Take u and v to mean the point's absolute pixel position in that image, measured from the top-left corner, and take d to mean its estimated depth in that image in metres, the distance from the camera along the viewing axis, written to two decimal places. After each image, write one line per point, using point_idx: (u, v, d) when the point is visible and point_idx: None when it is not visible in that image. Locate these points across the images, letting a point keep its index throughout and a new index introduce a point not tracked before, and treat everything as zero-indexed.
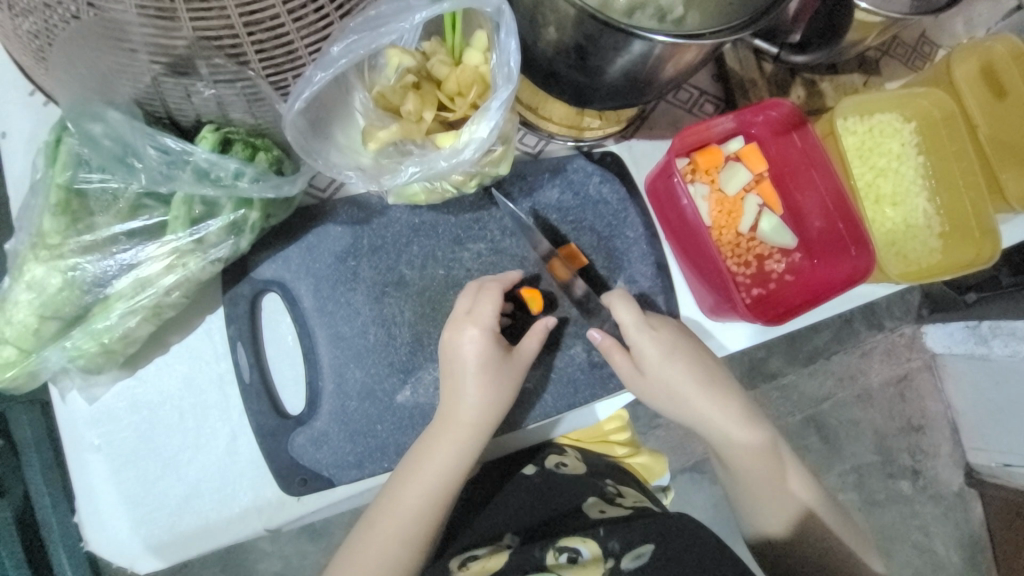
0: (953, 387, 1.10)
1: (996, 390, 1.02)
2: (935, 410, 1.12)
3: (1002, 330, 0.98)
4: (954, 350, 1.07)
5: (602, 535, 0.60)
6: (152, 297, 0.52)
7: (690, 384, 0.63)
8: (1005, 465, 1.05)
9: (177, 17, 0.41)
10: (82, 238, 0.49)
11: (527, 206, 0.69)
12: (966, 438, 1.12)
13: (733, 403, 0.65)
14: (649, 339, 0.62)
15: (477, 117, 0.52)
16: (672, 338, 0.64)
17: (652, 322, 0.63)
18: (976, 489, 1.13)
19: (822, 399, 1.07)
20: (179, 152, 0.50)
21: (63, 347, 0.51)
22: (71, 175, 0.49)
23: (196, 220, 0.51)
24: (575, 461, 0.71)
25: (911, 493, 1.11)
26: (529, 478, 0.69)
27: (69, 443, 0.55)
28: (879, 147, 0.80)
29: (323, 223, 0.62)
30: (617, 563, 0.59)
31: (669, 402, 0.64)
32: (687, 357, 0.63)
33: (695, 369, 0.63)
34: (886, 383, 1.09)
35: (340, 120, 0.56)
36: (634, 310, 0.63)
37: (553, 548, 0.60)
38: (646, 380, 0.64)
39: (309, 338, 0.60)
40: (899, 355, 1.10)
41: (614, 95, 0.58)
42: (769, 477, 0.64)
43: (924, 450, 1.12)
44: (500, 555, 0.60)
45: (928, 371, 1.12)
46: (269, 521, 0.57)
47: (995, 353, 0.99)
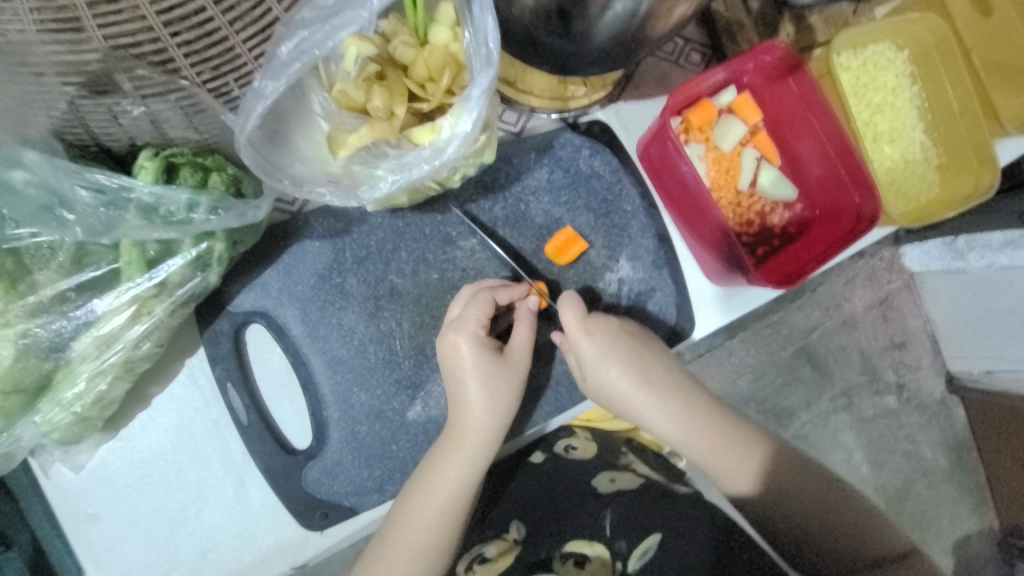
0: (931, 300, 1.08)
1: (973, 299, 0.98)
2: (915, 325, 1.11)
3: (977, 243, 0.92)
4: (931, 267, 1.04)
5: (608, 535, 0.60)
6: (121, 354, 0.46)
7: (627, 380, 0.61)
8: (988, 370, 1.04)
9: (83, 26, 0.34)
10: (26, 301, 0.43)
11: (516, 192, 0.64)
12: (946, 347, 1.11)
13: (670, 385, 0.63)
14: (588, 343, 0.60)
15: (457, 109, 0.46)
16: (609, 339, 0.60)
17: (588, 324, 0.60)
18: (957, 396, 1.13)
19: (811, 329, 1.07)
20: (116, 188, 0.43)
21: (33, 421, 0.46)
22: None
23: (152, 261, 0.45)
24: (584, 441, 0.69)
25: (897, 407, 1.12)
26: (539, 466, 0.67)
27: (64, 516, 0.51)
28: (874, 81, 0.76)
29: (298, 240, 0.57)
30: (624, 565, 0.58)
31: (619, 405, 0.63)
32: (622, 358, 0.61)
33: (630, 366, 0.61)
34: (869, 306, 1.08)
35: (300, 125, 0.50)
36: (579, 312, 0.60)
37: (559, 552, 0.59)
38: (590, 387, 0.63)
39: (304, 367, 0.56)
40: (880, 279, 1.08)
41: (601, 61, 0.51)
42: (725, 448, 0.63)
43: (907, 364, 1.11)
44: (508, 555, 0.61)
45: (907, 290, 1.10)
46: (294, 559, 0.55)
47: (972, 266, 0.93)
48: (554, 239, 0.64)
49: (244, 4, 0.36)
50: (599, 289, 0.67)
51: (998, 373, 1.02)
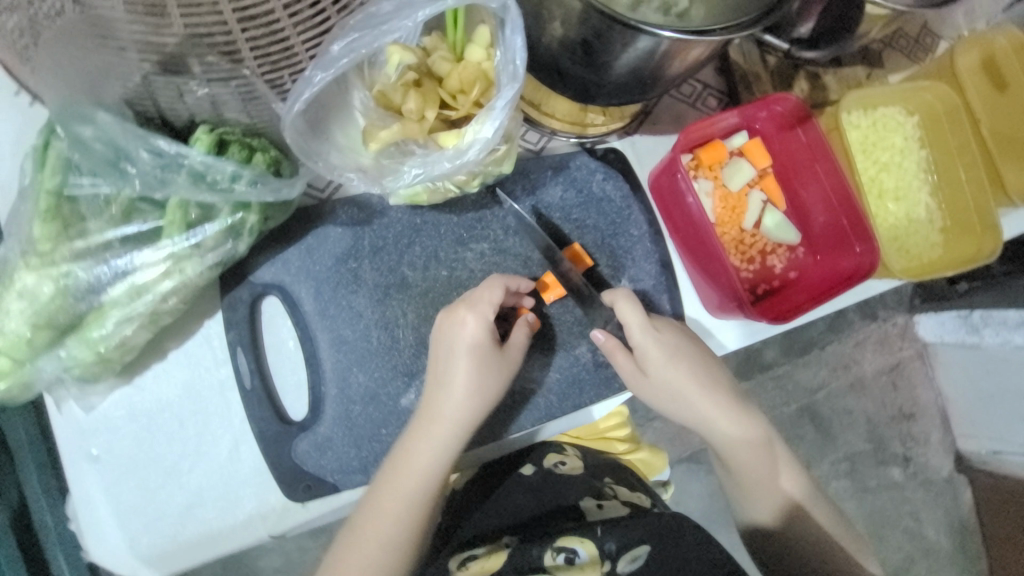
0: (942, 373, 1.08)
1: (986, 377, 0.99)
2: (927, 398, 1.10)
3: (993, 319, 0.95)
4: (945, 338, 1.04)
5: (600, 535, 0.60)
6: (149, 305, 0.50)
7: (693, 382, 0.63)
8: (994, 451, 1.04)
9: (167, 14, 0.39)
10: (74, 244, 0.48)
11: (530, 204, 0.68)
12: (956, 425, 1.10)
13: (731, 397, 0.65)
14: (656, 343, 0.62)
15: (481, 116, 0.51)
16: (675, 341, 0.63)
17: (656, 325, 0.63)
18: (966, 476, 1.11)
19: (816, 388, 1.06)
20: (173, 154, 0.48)
21: (58, 356, 0.50)
22: (62, 180, 0.47)
23: (192, 224, 0.50)
24: (574, 460, 0.71)
25: (902, 481, 1.10)
26: (527, 477, 0.69)
27: (67, 454, 0.54)
28: (882, 141, 0.79)
29: (322, 224, 0.61)
30: (614, 565, 0.59)
31: (675, 403, 0.64)
32: (690, 362, 0.63)
33: (698, 369, 0.63)
34: (879, 371, 1.07)
35: (339, 118, 0.55)
36: (642, 316, 0.61)
37: (551, 548, 0.60)
38: (651, 383, 0.63)
39: (311, 342, 0.59)
40: (892, 345, 1.07)
41: (620, 91, 0.57)
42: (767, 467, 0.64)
43: (915, 437, 1.10)
44: (500, 555, 0.60)
45: (919, 360, 1.09)
46: (273, 527, 0.56)
47: (986, 342, 0.96)
48: (560, 255, 0.67)
49: (303, 7, 0.42)
50: None
51: (1006, 455, 1.02)
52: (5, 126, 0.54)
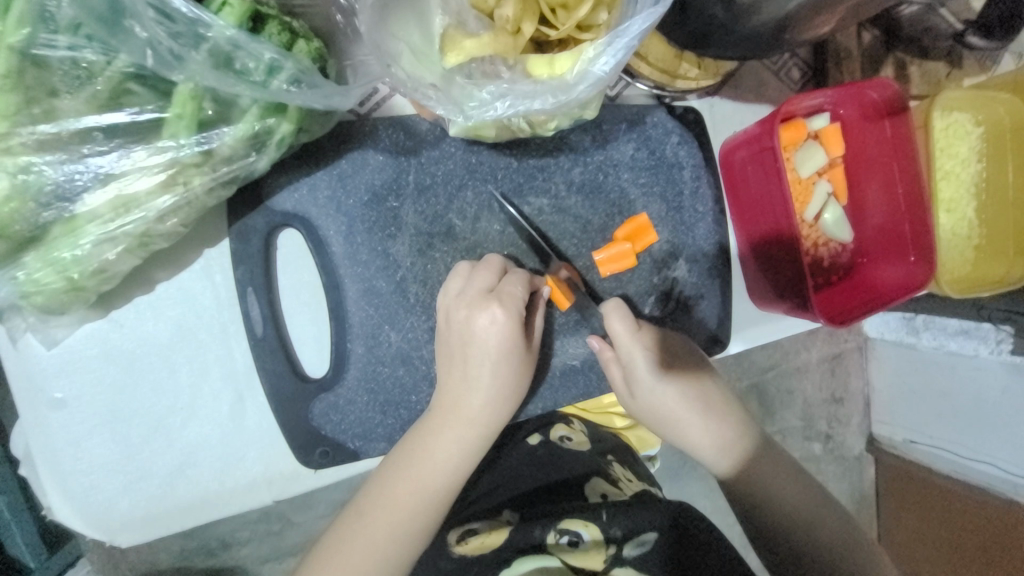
0: (875, 367, 1.06)
1: (913, 374, 0.98)
2: (856, 385, 1.08)
3: (935, 324, 0.91)
4: (885, 335, 1.01)
5: (605, 519, 0.56)
6: (140, 224, 0.39)
7: (678, 399, 0.59)
8: (910, 441, 1.03)
9: None
10: (37, 129, 0.34)
11: (597, 160, 0.59)
12: (875, 411, 1.09)
13: (715, 409, 0.60)
14: (641, 355, 0.56)
15: (599, 44, 0.41)
16: (665, 355, 0.57)
17: (644, 336, 0.57)
18: (872, 456, 1.12)
19: (768, 367, 1.04)
20: (190, 20, 0.35)
21: (13, 276, 0.38)
22: (27, 35, 0.33)
23: (205, 124, 0.38)
24: (580, 435, 0.69)
25: (820, 454, 1.10)
26: (534, 449, 0.65)
27: (22, 396, 0.44)
28: (950, 147, 0.76)
29: (361, 147, 0.49)
30: (619, 550, 0.55)
31: (655, 419, 0.61)
32: (678, 373, 0.59)
33: (683, 383, 0.59)
34: (822, 359, 1.06)
35: (409, 9, 0.42)
36: (630, 323, 0.56)
37: (554, 529, 0.56)
38: (635, 402, 0.60)
39: (336, 289, 0.50)
40: (838, 336, 1.05)
41: (742, 44, 0.48)
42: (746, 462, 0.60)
43: (840, 419, 1.09)
44: (501, 532, 0.57)
45: (857, 352, 1.07)
46: (279, 493, 0.49)
47: (923, 344, 0.93)
48: (623, 226, 0.59)
49: None
50: (652, 284, 0.64)
51: (918, 445, 1.01)
52: None
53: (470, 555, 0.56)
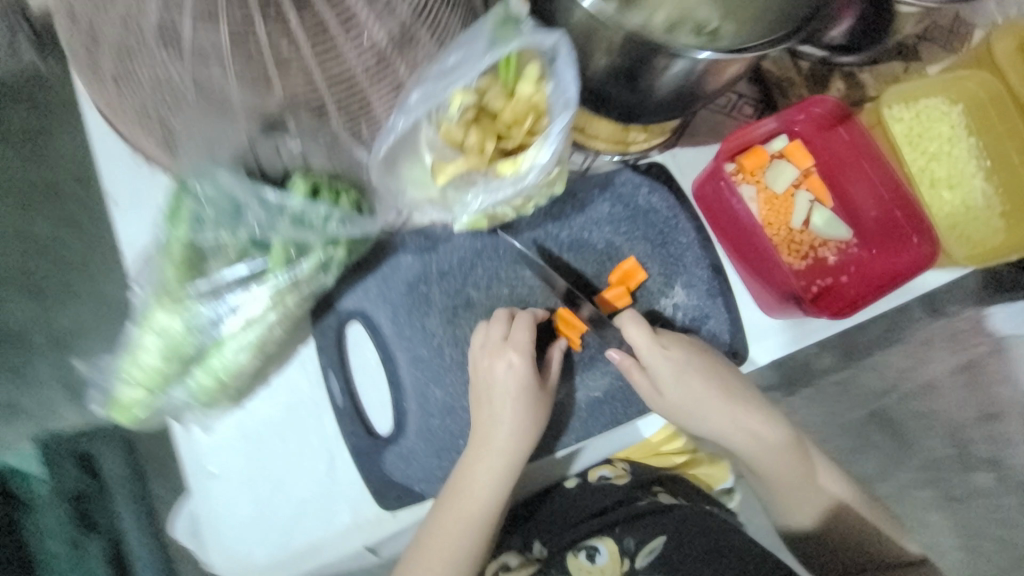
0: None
1: None
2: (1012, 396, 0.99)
3: None
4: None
5: (619, 535, 0.70)
6: (259, 334, 0.58)
7: (705, 393, 0.67)
8: None
9: (271, 87, 0.49)
10: (198, 285, 0.56)
11: (580, 221, 0.72)
12: None
13: (744, 402, 0.69)
14: (660, 359, 0.64)
15: (539, 143, 0.57)
16: (684, 354, 0.65)
17: (663, 341, 0.65)
18: None
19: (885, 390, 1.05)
20: (277, 203, 0.55)
21: (187, 385, 0.57)
22: (187, 232, 0.56)
23: (291, 260, 0.58)
24: (619, 471, 0.76)
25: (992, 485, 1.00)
26: (570, 490, 0.75)
27: (191, 474, 0.61)
28: (928, 131, 0.80)
29: (395, 254, 0.67)
30: (632, 560, 0.70)
31: (688, 415, 0.68)
32: (698, 370, 0.66)
33: (709, 377, 0.67)
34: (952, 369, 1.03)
35: (407, 154, 0.59)
36: (646, 332, 0.64)
37: (575, 547, 0.70)
38: (664, 402, 0.66)
39: (391, 361, 0.65)
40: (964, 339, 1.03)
41: (660, 110, 0.61)
42: (795, 473, 0.72)
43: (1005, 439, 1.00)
44: (530, 566, 0.70)
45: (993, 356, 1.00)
46: (368, 537, 0.61)
47: None
48: (613, 273, 0.70)
49: (378, 66, 0.52)
50: (654, 314, 0.72)
51: None
52: (130, 191, 0.65)
53: None
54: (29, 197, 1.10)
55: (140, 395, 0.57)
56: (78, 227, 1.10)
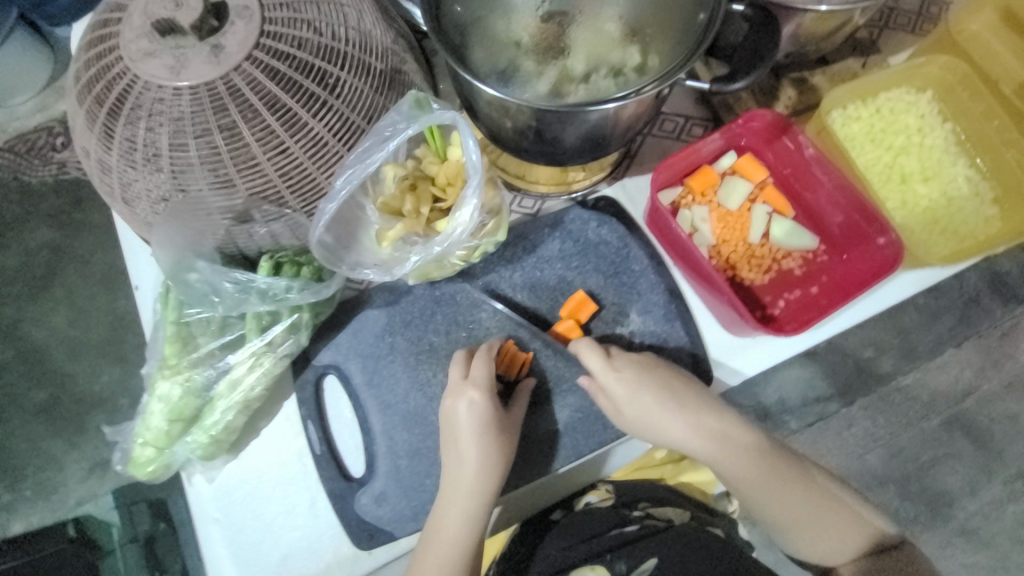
0: None
1: None
2: None
3: None
4: None
5: (609, 560, 0.69)
6: (242, 393, 0.67)
7: (666, 410, 0.66)
8: None
9: (238, 184, 0.63)
10: (191, 356, 0.66)
11: (531, 261, 0.76)
12: None
13: (711, 414, 0.67)
14: (616, 382, 0.66)
15: (461, 203, 0.63)
16: (636, 375, 0.66)
17: (615, 364, 0.67)
18: None
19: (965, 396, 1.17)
20: (242, 282, 0.65)
21: (188, 441, 0.67)
22: (178, 311, 0.66)
23: (265, 327, 0.66)
24: (605, 493, 0.77)
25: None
26: (558, 521, 0.75)
27: (197, 519, 0.69)
28: (893, 125, 0.76)
29: (362, 310, 0.74)
30: None
31: (654, 435, 0.67)
32: (653, 388, 0.66)
33: (664, 396, 0.66)
34: None
35: (359, 224, 0.68)
36: (601, 356, 0.67)
37: None
38: (625, 422, 0.67)
39: (362, 409, 0.71)
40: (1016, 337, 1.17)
41: (582, 153, 0.65)
42: (784, 484, 0.67)
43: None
44: None
45: None
46: (349, 574, 0.66)
47: None
48: (565, 305, 0.73)
49: (318, 155, 0.64)
50: (612, 342, 0.73)
51: None
52: (147, 277, 0.79)
53: None
54: (115, 279, 1.34)
55: (151, 453, 0.67)
56: None
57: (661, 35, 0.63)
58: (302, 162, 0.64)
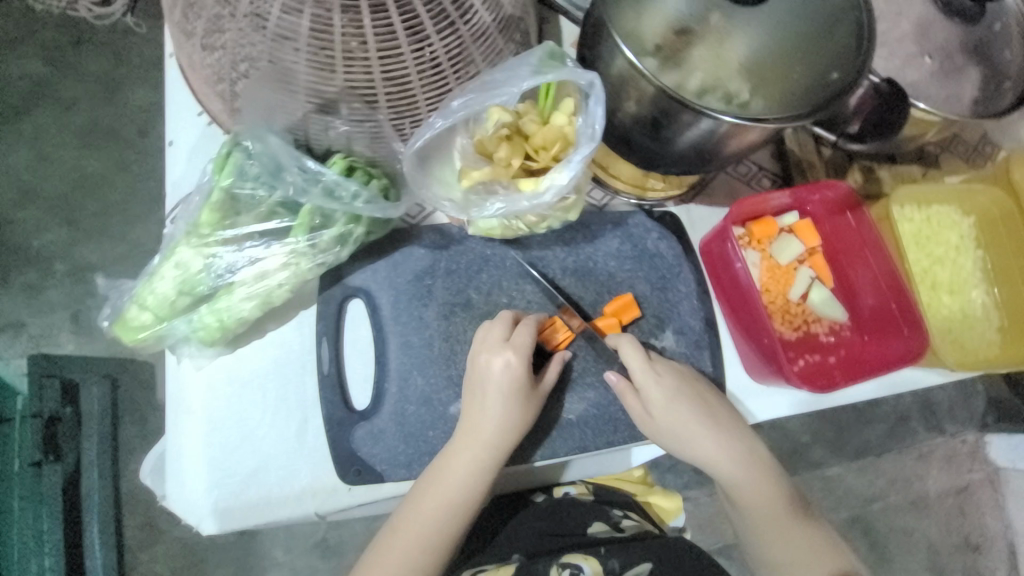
0: (1015, 505, 1.27)
1: None
2: (995, 528, 1.28)
3: None
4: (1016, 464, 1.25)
5: (603, 554, 0.65)
6: (267, 287, 0.62)
7: (693, 421, 0.68)
8: None
9: (336, 71, 0.55)
10: (225, 232, 0.61)
11: (588, 251, 0.76)
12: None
13: (730, 438, 0.69)
14: (655, 383, 0.67)
15: (559, 167, 0.61)
16: (676, 383, 0.68)
17: (657, 366, 0.68)
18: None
19: (873, 500, 1.25)
20: (314, 172, 0.61)
21: (189, 320, 0.62)
22: (231, 182, 0.61)
23: (314, 228, 0.62)
24: (581, 487, 0.77)
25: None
26: (539, 505, 0.74)
27: (171, 405, 0.64)
28: (936, 236, 0.82)
29: (409, 244, 0.71)
30: None
31: (675, 445, 0.69)
32: (683, 398, 0.68)
33: (699, 408, 0.68)
34: (944, 493, 1.27)
35: (443, 155, 0.65)
36: (638, 354, 0.68)
37: (557, 564, 0.66)
38: (653, 425, 0.68)
39: (382, 342, 0.68)
40: (961, 466, 1.28)
41: (678, 162, 0.66)
42: (782, 520, 0.69)
43: (965, 564, 1.27)
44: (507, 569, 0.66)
45: (990, 485, 1.29)
46: (321, 503, 0.63)
47: None
48: (611, 303, 0.73)
49: (427, 73, 0.58)
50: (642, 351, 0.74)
51: None
52: (185, 137, 0.74)
53: None
54: (92, 137, 1.20)
55: (147, 320, 0.62)
56: (127, 170, 1.19)
57: (776, 81, 0.62)
58: (408, 72, 0.56)
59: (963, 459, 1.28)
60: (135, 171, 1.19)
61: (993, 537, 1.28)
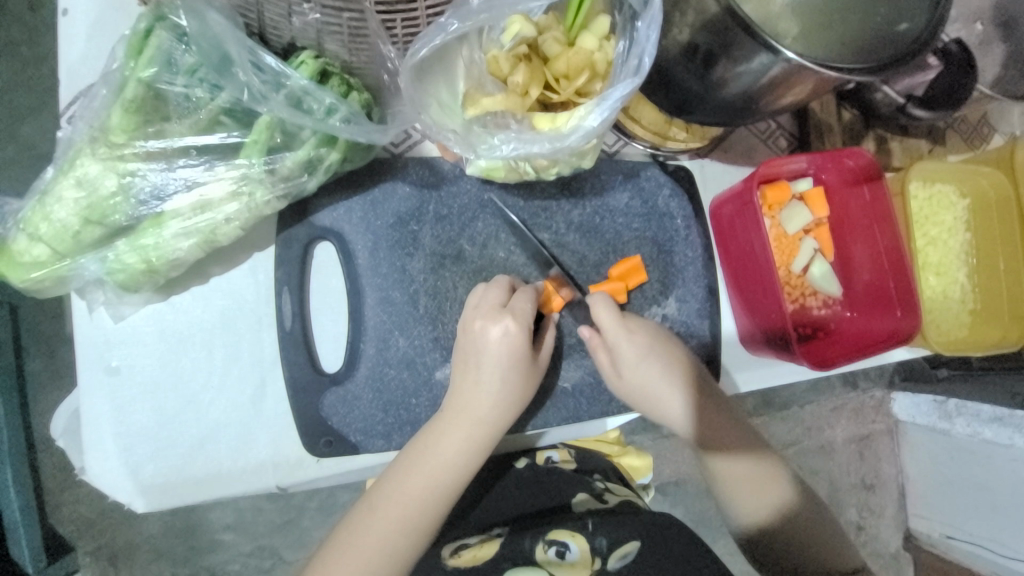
0: (908, 454, 1.20)
1: (950, 464, 1.10)
2: (888, 473, 1.22)
3: (967, 410, 1.03)
4: (916, 419, 1.15)
5: (590, 530, 0.62)
6: (210, 222, 0.49)
7: (663, 380, 0.63)
8: (946, 535, 1.14)
9: None
10: (149, 144, 0.47)
11: (595, 204, 0.67)
12: (911, 504, 1.22)
13: (704, 396, 0.65)
14: (626, 342, 0.62)
15: (589, 104, 0.49)
16: (648, 340, 0.63)
17: (630, 325, 0.63)
18: (910, 554, 1.23)
19: (789, 443, 1.16)
20: (275, 72, 0.47)
21: (105, 257, 0.49)
22: (155, 74, 0.46)
23: (273, 149, 0.49)
24: (564, 454, 0.73)
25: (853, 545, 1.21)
26: (520, 472, 0.71)
27: (86, 362, 0.52)
28: (935, 216, 0.81)
29: (392, 179, 0.59)
30: (603, 562, 0.61)
31: (646, 405, 0.65)
32: (662, 361, 0.63)
33: (671, 369, 0.63)
34: (849, 439, 1.19)
35: (442, 70, 0.52)
36: (614, 312, 0.62)
37: (542, 540, 0.62)
38: (622, 383, 0.64)
39: (357, 295, 0.57)
40: (865, 416, 1.19)
41: (717, 111, 0.57)
42: (750, 474, 0.65)
43: (870, 508, 1.21)
44: (491, 544, 0.62)
45: (888, 436, 1.21)
46: (282, 479, 0.55)
47: (957, 430, 1.05)
48: (617, 266, 0.66)
49: None
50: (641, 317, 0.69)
51: (955, 541, 1.11)
52: (82, 5, 0.54)
53: (461, 567, 0.61)
54: None
55: (42, 255, 0.48)
56: (11, 52, 0.91)
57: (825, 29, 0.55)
58: None
59: (868, 411, 1.19)
60: (25, 57, 0.91)
61: (885, 478, 1.22)
